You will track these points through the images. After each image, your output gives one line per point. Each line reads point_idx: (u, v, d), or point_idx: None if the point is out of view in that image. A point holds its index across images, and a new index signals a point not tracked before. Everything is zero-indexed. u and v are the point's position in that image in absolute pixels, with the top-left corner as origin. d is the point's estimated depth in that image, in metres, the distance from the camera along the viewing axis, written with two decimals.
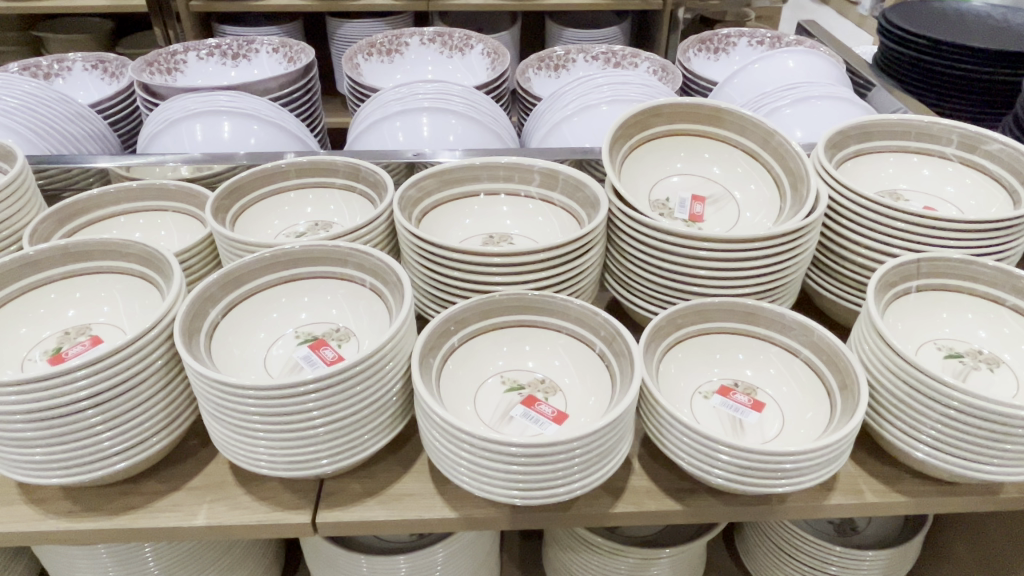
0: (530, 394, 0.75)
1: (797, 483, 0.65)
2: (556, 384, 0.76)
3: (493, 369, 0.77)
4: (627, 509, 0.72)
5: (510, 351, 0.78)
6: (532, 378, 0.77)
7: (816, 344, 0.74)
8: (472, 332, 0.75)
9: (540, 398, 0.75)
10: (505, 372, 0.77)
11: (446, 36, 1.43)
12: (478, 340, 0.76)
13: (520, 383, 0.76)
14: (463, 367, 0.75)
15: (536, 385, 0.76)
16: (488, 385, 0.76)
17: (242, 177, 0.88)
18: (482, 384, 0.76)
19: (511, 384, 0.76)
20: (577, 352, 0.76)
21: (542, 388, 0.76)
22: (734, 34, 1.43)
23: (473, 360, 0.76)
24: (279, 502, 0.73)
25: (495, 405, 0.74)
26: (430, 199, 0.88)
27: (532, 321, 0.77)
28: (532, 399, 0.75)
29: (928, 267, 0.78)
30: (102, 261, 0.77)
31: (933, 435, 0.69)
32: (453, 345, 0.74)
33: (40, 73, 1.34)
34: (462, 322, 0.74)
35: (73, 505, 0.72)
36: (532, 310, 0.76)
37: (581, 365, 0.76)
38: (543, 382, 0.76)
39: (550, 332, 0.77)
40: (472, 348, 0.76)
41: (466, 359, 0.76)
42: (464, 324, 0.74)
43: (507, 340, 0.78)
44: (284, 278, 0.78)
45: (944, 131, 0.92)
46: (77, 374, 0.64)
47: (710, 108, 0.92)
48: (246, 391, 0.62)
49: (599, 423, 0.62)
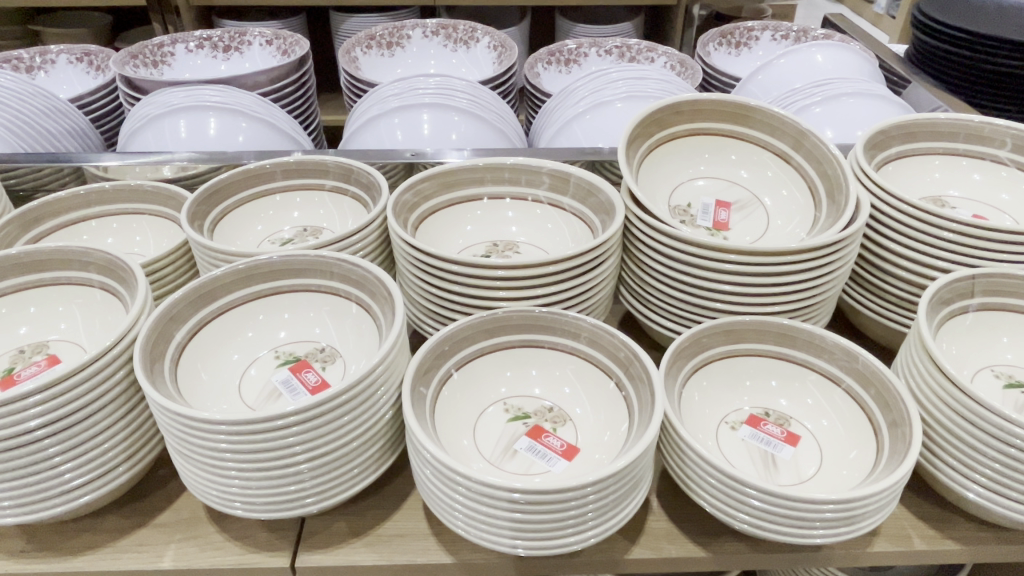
0: (537, 424, 0.68)
1: (842, 534, 0.57)
2: (565, 413, 0.69)
3: (495, 396, 0.69)
4: (645, 556, 0.64)
5: (515, 375, 0.70)
6: (538, 407, 0.69)
7: (861, 372, 0.66)
8: (473, 355, 0.68)
9: (547, 429, 0.68)
10: (509, 398, 0.70)
11: (450, 28, 1.35)
12: (478, 363, 0.68)
13: (525, 411, 0.69)
14: (462, 395, 0.68)
15: (542, 414, 0.69)
16: (490, 414, 0.68)
17: (222, 179, 0.81)
18: (482, 412, 0.68)
19: (515, 413, 0.69)
20: (589, 377, 0.68)
21: (550, 417, 0.68)
22: (757, 27, 1.35)
23: (472, 386, 0.69)
24: (254, 543, 0.65)
25: (497, 436, 0.67)
26: (428, 204, 0.80)
27: (540, 343, 0.69)
28: (538, 431, 0.67)
29: (987, 284, 0.69)
30: (60, 272, 0.70)
31: (991, 476, 0.60)
32: (450, 370, 0.66)
33: (22, 66, 1.27)
34: (461, 345, 0.66)
35: (27, 544, 0.65)
36: (538, 329, 0.68)
37: (593, 394, 0.68)
38: (551, 411, 0.69)
39: (557, 354, 0.69)
40: (472, 374, 0.68)
41: (465, 385, 0.68)
42: (464, 345, 0.66)
43: (510, 363, 0.70)
44: (264, 293, 0.71)
45: (997, 132, 0.83)
46: (30, 401, 0.56)
47: (739, 106, 0.83)
48: (218, 425, 0.54)
49: (618, 465, 0.54)
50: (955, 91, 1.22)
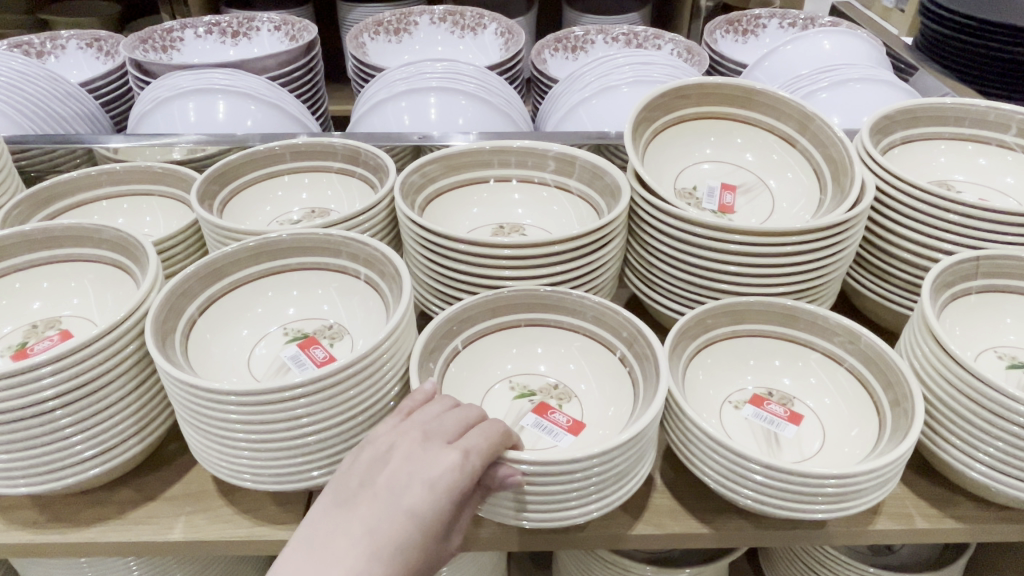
0: (543, 401, 0.69)
1: (842, 509, 0.57)
2: (570, 391, 0.69)
3: (501, 374, 0.70)
4: (648, 532, 0.65)
5: (521, 353, 0.71)
6: (544, 384, 0.70)
7: (863, 351, 0.66)
8: (481, 332, 0.69)
9: (553, 406, 0.68)
10: (514, 376, 0.70)
11: (457, 15, 1.36)
12: (486, 341, 0.70)
13: (530, 389, 0.70)
14: (469, 372, 0.69)
15: (548, 392, 0.69)
16: (496, 391, 0.69)
17: (231, 160, 0.82)
18: (489, 389, 0.69)
19: (520, 391, 0.69)
20: (595, 355, 0.69)
21: (555, 394, 0.69)
22: (764, 15, 1.35)
23: (478, 364, 0.69)
24: (263, 516, 0.66)
25: (503, 412, 0.68)
26: (435, 185, 0.81)
27: (546, 322, 0.70)
28: (544, 407, 0.68)
29: (991, 266, 0.70)
30: (72, 249, 0.71)
31: (993, 454, 0.61)
32: (457, 347, 0.67)
33: (33, 51, 1.28)
34: (466, 323, 0.67)
35: (40, 515, 0.66)
36: (542, 309, 0.69)
37: (598, 371, 0.69)
38: (556, 389, 0.69)
39: (564, 333, 0.70)
40: (479, 351, 0.69)
41: (472, 363, 0.69)
42: (470, 324, 0.67)
43: (516, 341, 0.71)
44: (273, 269, 0.72)
45: (1003, 117, 0.83)
46: (42, 371, 0.57)
47: (746, 89, 0.83)
48: (228, 396, 0.55)
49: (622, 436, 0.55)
50: (962, 79, 1.22)
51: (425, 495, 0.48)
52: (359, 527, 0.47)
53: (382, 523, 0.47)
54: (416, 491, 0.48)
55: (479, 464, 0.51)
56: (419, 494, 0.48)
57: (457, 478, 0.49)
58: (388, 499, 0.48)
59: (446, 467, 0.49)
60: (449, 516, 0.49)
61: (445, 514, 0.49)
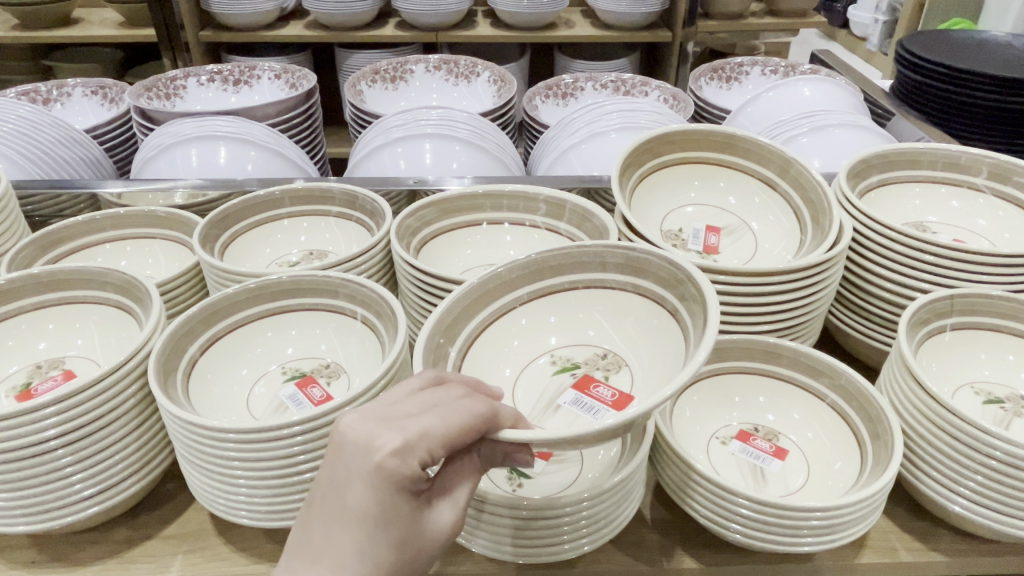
0: (587, 374, 0.69)
1: (828, 542, 0.59)
2: (618, 359, 0.70)
3: (543, 349, 0.71)
4: (638, 567, 0.66)
5: (536, 324, 0.71)
6: (591, 356, 0.71)
7: (844, 388, 0.68)
8: (517, 301, 0.69)
9: (598, 378, 0.69)
10: (556, 350, 0.72)
11: (452, 63, 1.41)
12: (512, 318, 0.70)
13: (573, 363, 0.71)
14: (494, 351, 0.69)
15: (595, 363, 0.70)
16: (537, 365, 0.71)
17: (233, 205, 0.84)
18: (522, 366, 0.70)
19: (562, 365, 0.71)
20: (628, 309, 0.69)
21: (601, 366, 0.70)
22: (747, 63, 1.40)
23: (500, 344, 0.69)
24: (259, 554, 0.67)
25: (545, 388, 0.69)
26: (430, 228, 0.84)
27: (584, 284, 0.69)
28: (588, 381, 0.69)
29: (964, 304, 0.72)
30: (77, 291, 0.73)
31: (972, 487, 0.62)
32: (473, 332, 0.66)
33: (39, 98, 1.32)
34: (484, 300, 0.66)
35: (37, 555, 0.67)
36: (552, 274, 0.68)
37: (638, 327, 0.69)
38: (605, 359, 0.70)
39: (606, 291, 0.69)
40: (495, 332, 0.68)
41: (492, 345, 0.68)
42: (489, 298, 0.66)
43: (526, 312, 0.70)
44: (271, 311, 0.74)
45: (974, 161, 0.87)
46: (45, 412, 0.58)
47: (727, 136, 0.87)
48: (225, 433, 0.57)
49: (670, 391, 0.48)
50: (939, 124, 1.26)
51: (364, 489, 0.44)
52: (317, 528, 0.45)
53: (334, 523, 0.44)
54: (353, 485, 0.44)
55: (433, 442, 0.44)
56: (357, 489, 0.44)
57: (395, 466, 0.43)
58: (335, 497, 0.45)
59: (380, 454, 0.43)
60: (407, 498, 0.45)
61: (399, 499, 0.44)
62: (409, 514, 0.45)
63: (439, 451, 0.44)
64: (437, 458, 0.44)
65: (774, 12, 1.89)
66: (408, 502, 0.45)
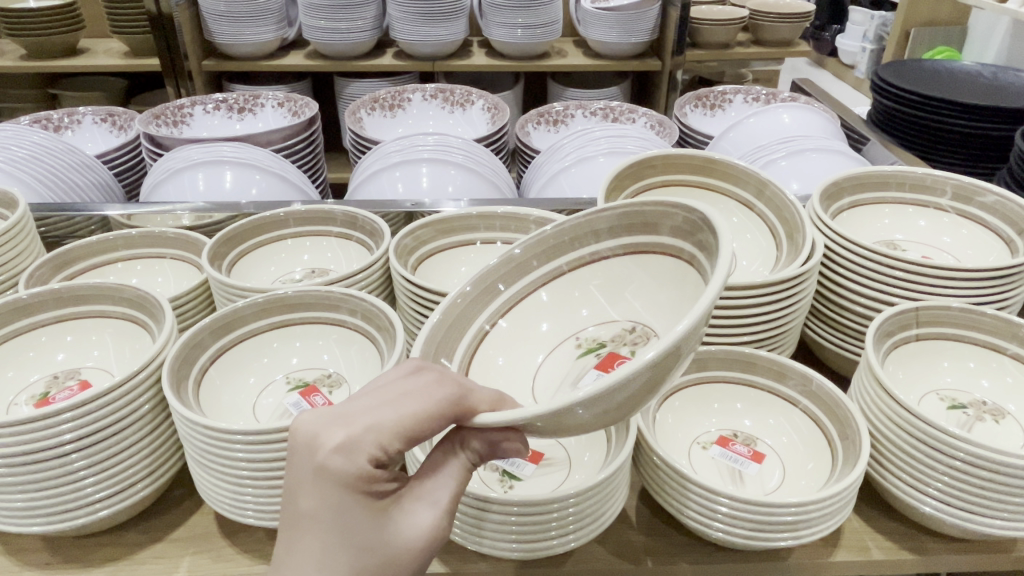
0: (611, 353, 0.72)
1: (802, 537, 0.63)
2: (645, 331, 0.72)
3: (567, 336, 0.75)
4: (623, 565, 0.69)
5: (554, 309, 0.74)
6: (616, 335, 0.73)
7: (816, 394, 0.73)
8: (530, 286, 0.72)
9: (624, 354, 0.71)
10: (581, 334, 0.75)
11: (448, 92, 1.47)
12: (523, 305, 0.72)
13: (598, 342, 0.74)
14: (514, 342, 0.72)
15: (622, 339, 0.73)
16: (564, 351, 0.74)
17: (239, 226, 0.89)
18: (550, 353, 0.74)
19: (588, 347, 0.74)
20: (641, 274, 0.71)
21: (627, 342, 0.72)
22: (730, 91, 1.47)
23: (516, 335, 0.72)
24: (263, 554, 0.70)
25: (575, 373, 0.72)
26: (426, 248, 0.89)
27: (586, 260, 0.72)
28: (613, 358, 0.72)
29: (928, 315, 0.77)
30: (94, 305, 0.77)
31: (935, 486, 0.66)
32: (485, 324, 0.69)
33: (51, 126, 1.38)
34: (495, 288, 0.69)
35: (51, 556, 0.70)
36: (555, 253, 0.71)
37: (656, 293, 0.71)
38: (632, 334, 0.72)
39: (607, 264, 0.72)
40: (511, 322, 0.71)
41: (512, 337, 0.72)
42: (501, 284, 0.69)
43: (542, 299, 0.73)
44: (277, 323, 0.79)
45: (938, 182, 0.93)
46: (62, 418, 0.62)
47: (705, 159, 0.92)
48: (234, 436, 0.61)
49: (687, 324, 0.46)
50: (913, 148, 1.32)
51: (314, 490, 0.46)
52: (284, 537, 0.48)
53: (295, 529, 0.47)
54: (305, 490, 0.47)
55: (381, 435, 0.46)
56: (308, 491, 0.46)
57: (341, 463, 0.46)
58: (294, 504, 0.47)
59: (325, 451, 0.46)
60: (366, 495, 0.47)
61: (354, 496, 0.46)
62: (372, 511, 0.47)
63: (387, 444, 0.46)
64: (388, 451, 0.46)
65: (760, 42, 1.96)
66: (367, 498, 0.47)
